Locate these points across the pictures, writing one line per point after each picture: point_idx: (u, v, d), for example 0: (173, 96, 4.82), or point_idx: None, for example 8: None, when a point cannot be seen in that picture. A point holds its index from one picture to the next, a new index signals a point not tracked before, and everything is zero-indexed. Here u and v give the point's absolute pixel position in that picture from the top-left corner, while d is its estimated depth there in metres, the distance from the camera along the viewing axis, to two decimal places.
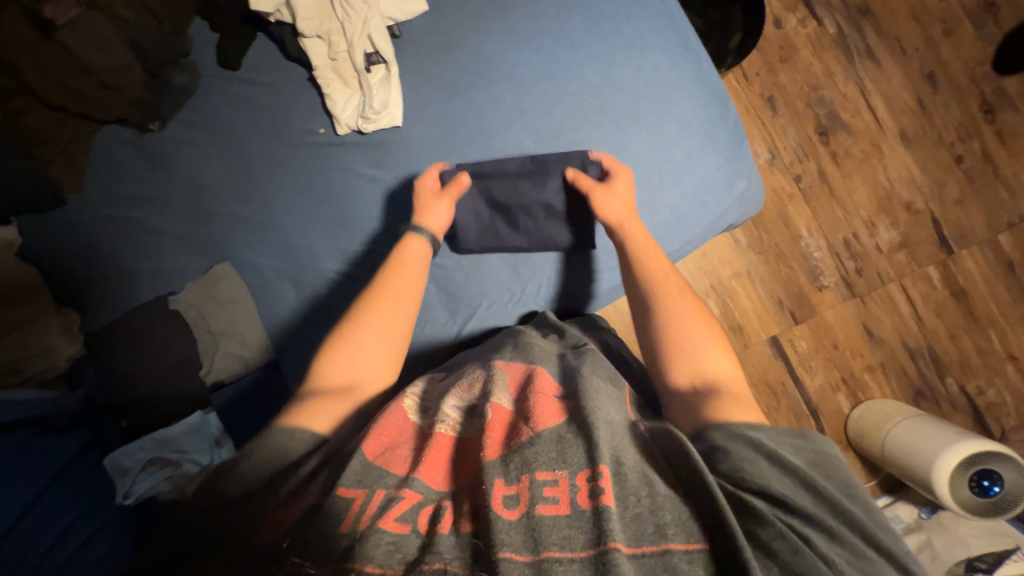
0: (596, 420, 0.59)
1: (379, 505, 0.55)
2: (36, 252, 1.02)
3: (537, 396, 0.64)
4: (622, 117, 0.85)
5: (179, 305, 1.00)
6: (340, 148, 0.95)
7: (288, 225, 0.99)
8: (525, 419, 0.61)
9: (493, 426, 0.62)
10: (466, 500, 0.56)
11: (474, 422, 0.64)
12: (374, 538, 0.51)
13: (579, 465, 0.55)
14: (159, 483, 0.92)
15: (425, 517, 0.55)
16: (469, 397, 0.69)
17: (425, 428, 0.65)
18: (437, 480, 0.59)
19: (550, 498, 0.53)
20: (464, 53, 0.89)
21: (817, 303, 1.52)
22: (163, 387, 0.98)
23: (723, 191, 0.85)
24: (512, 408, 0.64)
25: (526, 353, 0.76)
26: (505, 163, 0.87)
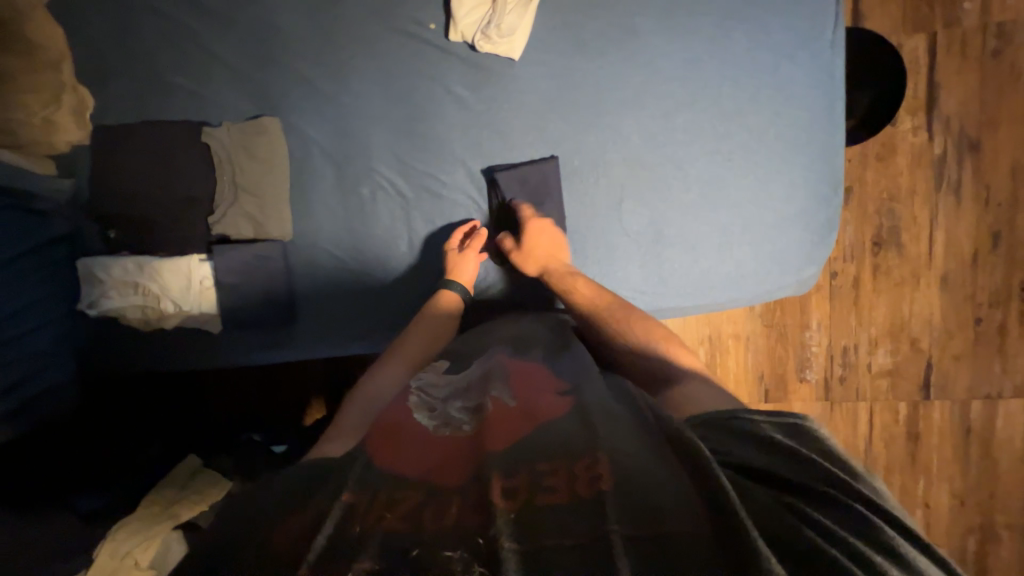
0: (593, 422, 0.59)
1: (376, 504, 0.51)
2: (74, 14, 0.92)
3: (537, 398, 0.64)
4: (736, 155, 0.81)
5: (210, 139, 0.91)
6: (443, 52, 0.85)
7: (354, 108, 0.89)
8: (523, 417, 0.61)
9: (488, 421, 0.61)
10: (470, 494, 0.52)
11: (474, 421, 0.62)
12: (368, 537, 0.47)
13: (579, 463, 0.53)
14: (130, 306, 0.93)
15: (427, 513, 0.50)
16: (470, 392, 0.68)
17: (424, 423, 0.63)
18: (439, 477, 0.55)
19: (551, 488, 0.51)
20: (613, 14, 0.81)
21: (792, 391, 1.58)
22: (158, 216, 0.92)
23: (792, 269, 0.84)
24: (510, 405, 0.63)
25: (525, 351, 0.76)
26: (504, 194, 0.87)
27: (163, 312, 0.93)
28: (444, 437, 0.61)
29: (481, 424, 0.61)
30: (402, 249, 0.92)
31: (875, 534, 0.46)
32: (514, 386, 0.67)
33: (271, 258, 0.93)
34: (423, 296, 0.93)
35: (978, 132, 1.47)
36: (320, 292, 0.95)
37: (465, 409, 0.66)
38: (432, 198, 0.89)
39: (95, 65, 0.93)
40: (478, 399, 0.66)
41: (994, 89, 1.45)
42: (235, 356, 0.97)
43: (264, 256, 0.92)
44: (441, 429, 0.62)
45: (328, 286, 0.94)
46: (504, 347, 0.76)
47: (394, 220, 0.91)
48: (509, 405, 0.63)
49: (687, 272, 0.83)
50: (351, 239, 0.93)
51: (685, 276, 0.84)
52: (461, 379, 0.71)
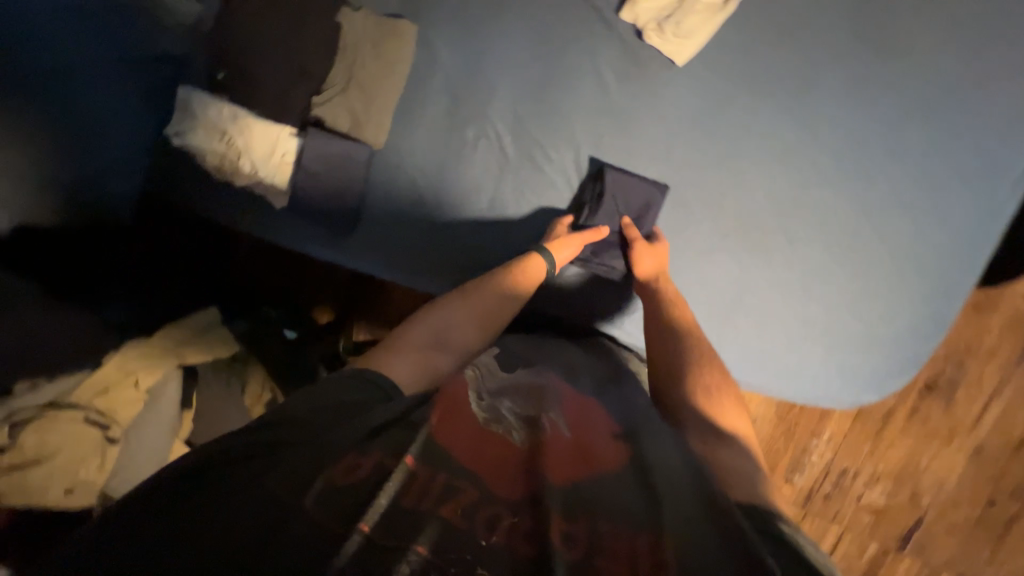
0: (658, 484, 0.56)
1: (435, 490, 0.53)
2: None
3: (593, 435, 0.63)
4: (856, 256, 0.75)
5: (345, 20, 0.88)
6: (607, 27, 0.79)
7: (495, 47, 0.85)
8: (582, 455, 0.59)
9: (548, 444, 0.59)
10: (524, 517, 0.52)
11: (529, 435, 0.61)
12: (428, 526, 0.50)
13: (642, 529, 0.52)
14: (212, 151, 0.94)
15: (484, 518, 0.52)
16: (527, 402, 0.67)
17: (479, 415, 0.63)
18: (494, 483, 0.56)
19: (611, 550, 0.50)
20: (799, 60, 0.74)
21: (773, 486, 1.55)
22: (266, 75, 0.90)
23: (853, 389, 0.78)
24: (567, 435, 0.62)
25: (576, 378, 0.76)
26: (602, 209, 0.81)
27: (238, 168, 0.93)
28: (497, 437, 0.60)
29: (539, 443, 0.59)
30: (480, 203, 0.89)
31: None
32: (574, 417, 0.66)
33: (354, 158, 0.91)
34: (481, 257, 0.91)
35: None
36: (387, 211, 0.94)
37: (519, 416, 0.64)
38: (531, 168, 0.85)
39: None
40: (537, 414, 0.64)
41: None
42: (290, 240, 0.99)
43: (349, 154, 0.90)
44: (492, 425, 0.62)
45: (397, 208, 0.93)
46: (558, 371, 0.77)
47: (485, 174, 0.88)
48: (569, 436, 0.62)
49: (748, 346, 0.79)
50: (437, 174, 0.90)
51: (743, 349, 0.79)
52: (510, 380, 0.72)
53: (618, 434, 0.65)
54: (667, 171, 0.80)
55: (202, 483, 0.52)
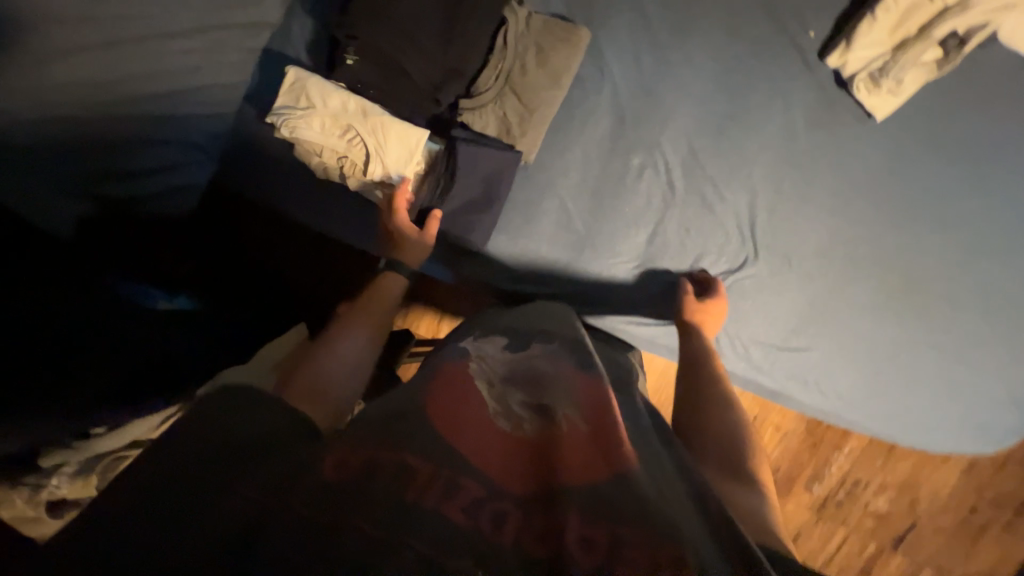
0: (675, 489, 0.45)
1: (432, 489, 0.42)
2: None
3: (613, 415, 0.49)
4: (1007, 326, 0.79)
5: (511, 17, 0.77)
6: (805, 71, 0.76)
7: (678, 69, 0.78)
8: (601, 445, 0.46)
9: (563, 439, 0.47)
10: (531, 520, 0.41)
11: (541, 428, 0.49)
12: (424, 520, 0.39)
13: (659, 536, 0.38)
14: (327, 148, 0.80)
15: (486, 517, 0.41)
16: (539, 390, 0.55)
17: (490, 409, 0.52)
18: (499, 474, 0.45)
19: (630, 568, 0.36)
20: (987, 132, 0.75)
21: (791, 495, 1.60)
22: (411, 66, 0.76)
23: (975, 442, 0.85)
24: (581, 423, 0.49)
25: (592, 362, 0.60)
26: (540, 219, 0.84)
27: (360, 172, 0.81)
28: (504, 433, 0.49)
29: (553, 437, 0.48)
30: (637, 239, 0.83)
31: None
32: (588, 403, 0.52)
33: (505, 175, 0.80)
34: (629, 292, 0.85)
35: None
36: (527, 234, 0.85)
37: (528, 409, 0.53)
38: (700, 206, 0.81)
39: None
40: (550, 402, 0.52)
41: None
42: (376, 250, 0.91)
43: (501, 170, 0.79)
44: (501, 420, 0.51)
45: (541, 231, 0.85)
46: (568, 348, 0.64)
47: (647, 207, 0.82)
48: (584, 426, 0.49)
49: (892, 400, 0.83)
50: (592, 202, 0.83)
51: (888, 405, 0.83)
52: (525, 363, 0.60)
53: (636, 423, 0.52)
54: (841, 224, 0.78)
55: (143, 483, 0.39)
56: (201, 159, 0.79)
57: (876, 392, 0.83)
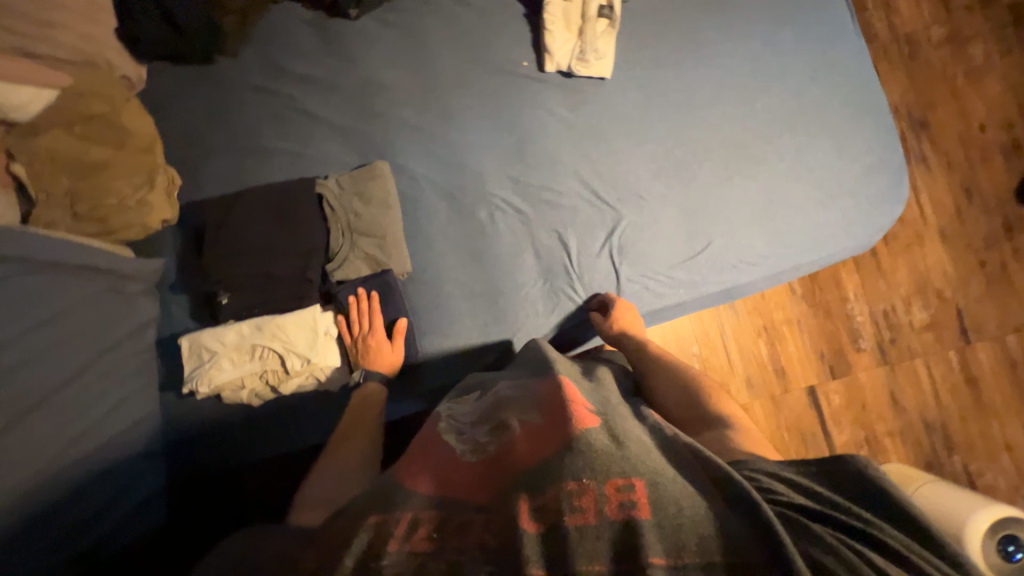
0: (630, 439, 0.55)
1: (402, 526, 0.50)
2: (173, 108, 0.98)
3: (562, 405, 0.60)
4: (815, 125, 0.92)
5: (324, 189, 0.92)
6: (539, 84, 0.95)
7: (461, 141, 0.96)
8: (553, 429, 0.58)
9: (520, 440, 0.59)
10: (495, 514, 0.51)
11: (505, 440, 0.61)
12: (394, 559, 0.47)
13: (608, 473, 0.49)
14: (246, 375, 0.86)
15: (452, 529, 0.50)
16: (502, 415, 0.67)
17: (456, 452, 0.63)
18: (463, 495, 0.55)
19: (579, 507, 0.47)
20: (680, 34, 0.95)
21: (854, 363, 1.69)
22: (273, 270, 0.88)
23: (888, 209, 0.92)
24: (538, 421, 0.61)
25: (548, 372, 0.73)
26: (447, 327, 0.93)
27: (283, 373, 0.86)
28: (473, 462, 0.60)
29: (513, 441, 0.59)
30: (529, 264, 0.93)
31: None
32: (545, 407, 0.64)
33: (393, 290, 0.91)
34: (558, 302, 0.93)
35: (923, 114, 1.75)
36: (450, 321, 0.93)
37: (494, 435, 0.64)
38: (552, 209, 0.93)
39: (197, 151, 0.98)
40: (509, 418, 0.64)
41: (924, 79, 1.76)
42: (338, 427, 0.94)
43: (390, 289, 0.91)
44: (469, 456, 0.61)
45: (458, 311, 0.93)
46: (524, 378, 0.76)
47: (517, 238, 0.94)
48: (540, 424, 0.61)
49: (801, 229, 0.91)
50: (477, 265, 0.94)
51: (802, 235, 0.91)
52: (486, 407, 0.72)
53: (592, 404, 0.64)
54: (651, 148, 0.94)
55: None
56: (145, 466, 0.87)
57: (786, 233, 0.91)
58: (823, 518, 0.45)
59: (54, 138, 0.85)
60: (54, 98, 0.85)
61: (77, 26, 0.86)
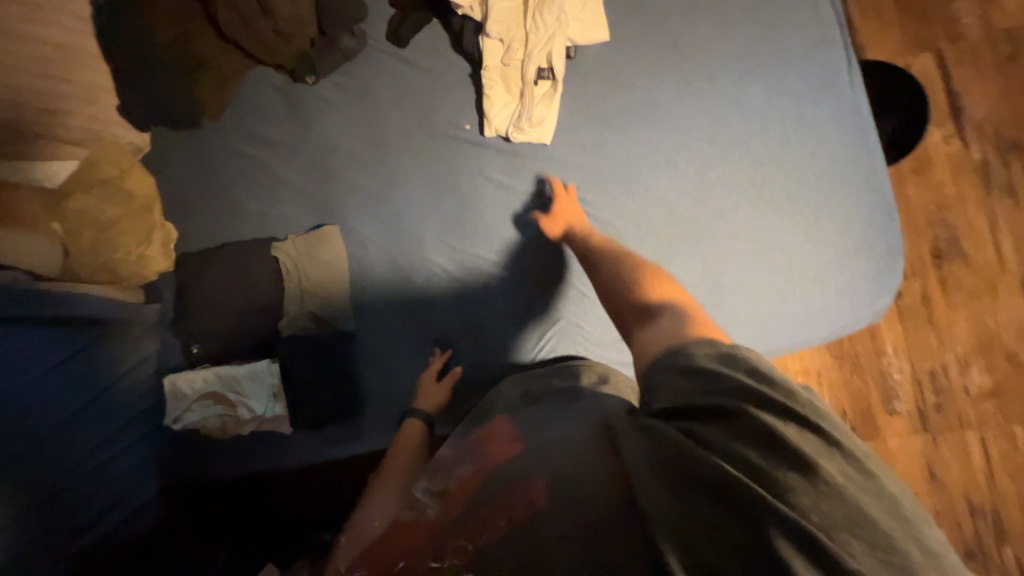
0: (534, 453, 0.58)
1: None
2: (162, 169, 1.11)
3: (489, 455, 0.64)
4: (780, 199, 0.80)
5: (278, 253, 1.00)
6: (480, 149, 0.94)
7: (404, 205, 0.98)
8: (477, 474, 0.61)
9: (452, 491, 0.61)
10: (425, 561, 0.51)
11: (438, 498, 0.63)
12: None
13: (515, 490, 0.51)
14: (208, 417, 0.99)
15: None
16: (439, 474, 0.70)
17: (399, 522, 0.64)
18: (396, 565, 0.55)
19: (493, 528, 0.48)
20: (631, 93, 0.87)
21: (884, 427, 1.46)
22: (234, 325, 1.00)
23: (864, 301, 0.79)
24: (468, 470, 0.64)
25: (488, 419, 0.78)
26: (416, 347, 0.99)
27: (239, 418, 0.99)
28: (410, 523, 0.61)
29: (446, 494, 0.62)
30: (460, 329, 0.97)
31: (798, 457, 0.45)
32: (476, 455, 0.67)
33: (334, 347, 1.00)
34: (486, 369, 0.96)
35: (1015, 133, 1.41)
36: (386, 380, 1.00)
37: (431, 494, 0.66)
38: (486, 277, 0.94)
39: (187, 208, 1.11)
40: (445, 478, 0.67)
41: (1020, 90, 1.41)
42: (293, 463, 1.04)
43: (330, 347, 1.00)
44: (408, 515, 0.63)
45: (393, 371, 1.00)
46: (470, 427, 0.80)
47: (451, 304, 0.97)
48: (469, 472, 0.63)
49: (750, 318, 0.80)
50: (414, 327, 0.99)
51: (750, 326, 0.81)
52: (435, 464, 0.75)
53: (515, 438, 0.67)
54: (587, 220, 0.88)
55: None
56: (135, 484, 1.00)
57: (730, 323, 0.81)
58: (682, 412, 0.52)
59: (77, 202, 1.01)
60: (76, 168, 1.03)
61: (86, 110, 1.03)
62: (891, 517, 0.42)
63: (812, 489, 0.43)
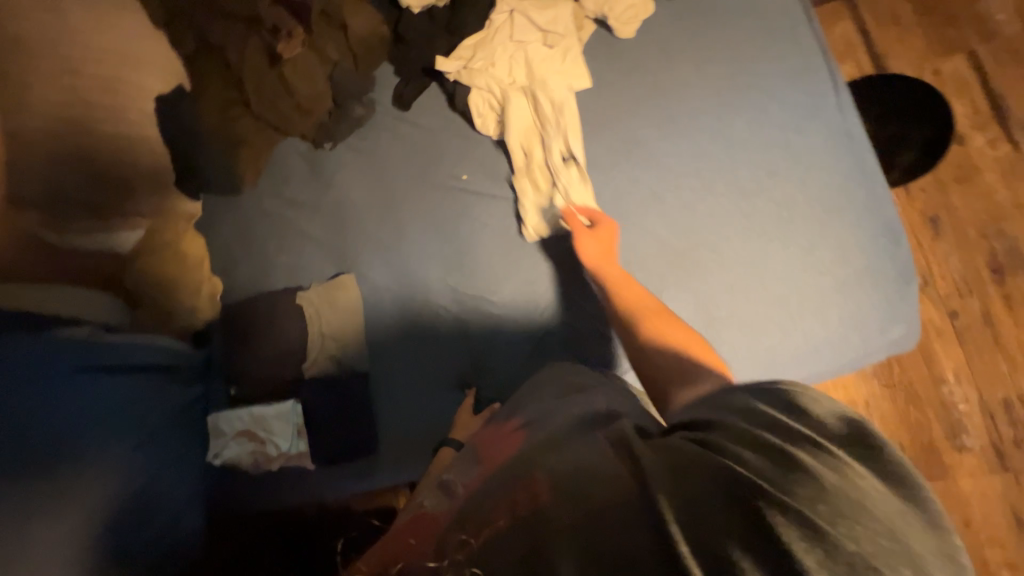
0: (537, 437, 0.59)
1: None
2: (214, 231, 1.28)
3: (497, 446, 0.66)
4: (772, 229, 0.78)
5: (304, 300, 1.10)
6: (477, 196, 1.00)
7: (411, 252, 1.06)
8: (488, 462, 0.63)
9: (467, 480, 0.64)
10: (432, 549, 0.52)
11: (451, 491, 0.65)
12: None
13: (516, 464, 0.53)
14: (242, 453, 1.08)
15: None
16: (453, 471, 0.71)
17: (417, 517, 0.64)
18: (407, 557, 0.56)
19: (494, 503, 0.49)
20: (616, 134, 0.90)
21: (952, 465, 1.30)
22: (268, 367, 1.11)
23: (873, 332, 0.75)
24: (479, 465, 0.66)
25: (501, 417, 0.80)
26: (429, 379, 1.05)
27: (268, 454, 1.07)
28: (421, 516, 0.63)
29: (460, 484, 0.65)
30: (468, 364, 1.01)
31: (820, 461, 0.37)
32: (489, 446, 0.70)
33: (352, 386, 1.06)
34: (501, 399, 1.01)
35: None
36: (401, 416, 1.06)
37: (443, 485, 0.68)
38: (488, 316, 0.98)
39: (230, 263, 1.26)
40: (459, 472, 0.69)
41: None
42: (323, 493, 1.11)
43: (349, 387, 1.07)
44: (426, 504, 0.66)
45: (408, 407, 1.06)
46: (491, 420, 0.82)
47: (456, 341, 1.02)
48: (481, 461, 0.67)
49: (749, 352, 0.77)
50: (426, 364, 1.05)
51: (749, 362, 0.77)
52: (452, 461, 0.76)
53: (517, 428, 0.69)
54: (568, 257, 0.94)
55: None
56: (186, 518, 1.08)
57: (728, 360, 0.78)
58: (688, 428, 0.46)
59: (145, 261, 1.18)
60: (142, 232, 1.20)
61: (151, 184, 1.18)
62: (921, 538, 0.35)
63: (821, 489, 0.35)
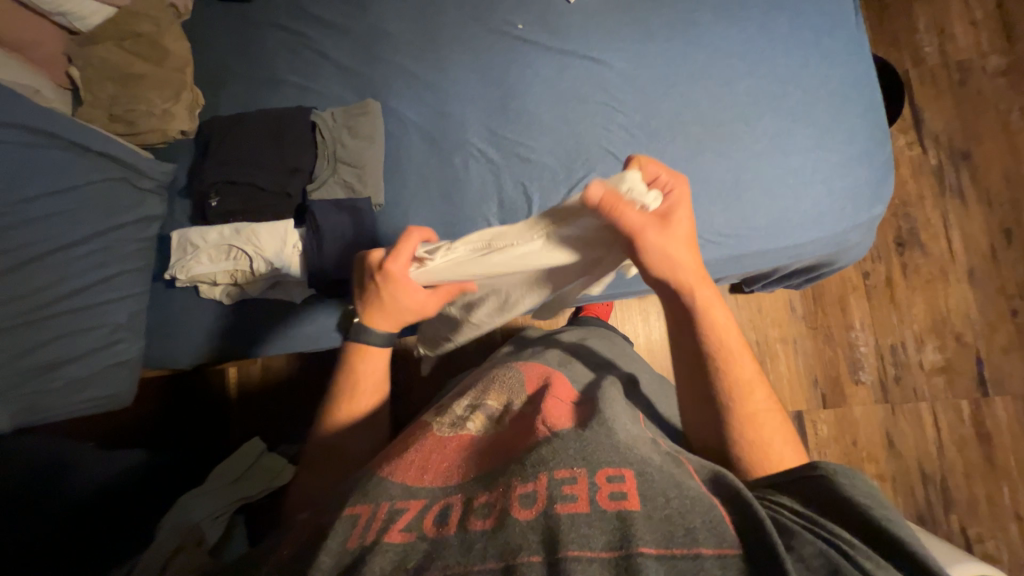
0: (619, 428, 0.55)
1: (383, 517, 0.48)
2: (206, 37, 1.11)
3: (545, 397, 0.62)
4: (798, 112, 0.91)
5: (318, 119, 1.01)
6: (530, 46, 1.01)
7: (451, 91, 1.02)
8: (539, 419, 0.57)
9: (506, 430, 0.60)
10: (477, 500, 0.50)
11: (488, 426, 0.62)
12: (375, 555, 0.44)
13: (599, 463, 0.49)
14: (217, 272, 0.95)
15: (432, 519, 0.48)
16: (477, 397, 0.68)
17: (434, 430, 0.62)
18: (442, 481, 0.54)
19: (569, 496, 0.46)
20: (674, 12, 0.98)
21: (850, 395, 1.57)
22: (257, 181, 0.96)
23: (863, 206, 0.90)
24: (522, 412, 0.62)
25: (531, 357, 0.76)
26: (451, 220, 0.98)
27: (250, 275, 0.95)
28: (451, 435, 0.61)
29: (499, 429, 0.61)
30: (492, 209, 0.98)
31: None
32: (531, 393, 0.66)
33: (360, 214, 0.97)
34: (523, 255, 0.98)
35: (965, 145, 1.64)
36: None
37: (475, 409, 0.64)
38: (522, 162, 0.98)
39: (220, 75, 1.10)
40: (495, 404, 0.65)
41: (970, 110, 1.65)
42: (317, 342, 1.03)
43: (356, 215, 0.97)
44: (446, 427, 0.62)
45: None
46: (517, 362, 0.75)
47: (485, 185, 0.98)
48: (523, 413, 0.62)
49: (767, 211, 0.90)
50: (447, 206, 0.99)
51: (767, 219, 0.90)
52: (463, 390, 0.73)
53: (574, 400, 0.64)
54: (614, 114, 0.96)
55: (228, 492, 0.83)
56: (114, 341, 0.92)
57: (750, 216, 0.90)
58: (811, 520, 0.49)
59: (106, 49, 0.99)
60: (112, 14, 1.00)
61: None
62: None
63: None
